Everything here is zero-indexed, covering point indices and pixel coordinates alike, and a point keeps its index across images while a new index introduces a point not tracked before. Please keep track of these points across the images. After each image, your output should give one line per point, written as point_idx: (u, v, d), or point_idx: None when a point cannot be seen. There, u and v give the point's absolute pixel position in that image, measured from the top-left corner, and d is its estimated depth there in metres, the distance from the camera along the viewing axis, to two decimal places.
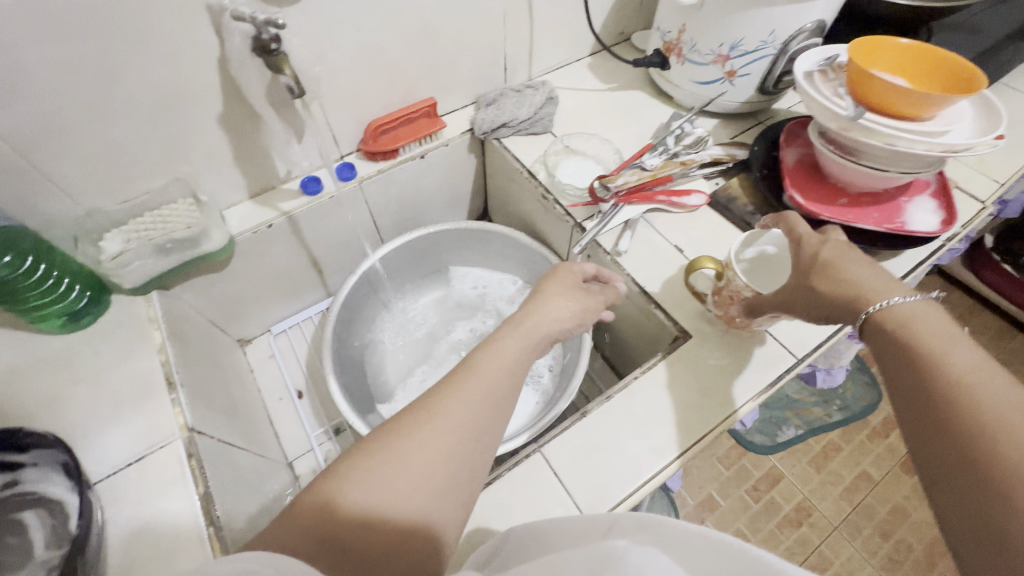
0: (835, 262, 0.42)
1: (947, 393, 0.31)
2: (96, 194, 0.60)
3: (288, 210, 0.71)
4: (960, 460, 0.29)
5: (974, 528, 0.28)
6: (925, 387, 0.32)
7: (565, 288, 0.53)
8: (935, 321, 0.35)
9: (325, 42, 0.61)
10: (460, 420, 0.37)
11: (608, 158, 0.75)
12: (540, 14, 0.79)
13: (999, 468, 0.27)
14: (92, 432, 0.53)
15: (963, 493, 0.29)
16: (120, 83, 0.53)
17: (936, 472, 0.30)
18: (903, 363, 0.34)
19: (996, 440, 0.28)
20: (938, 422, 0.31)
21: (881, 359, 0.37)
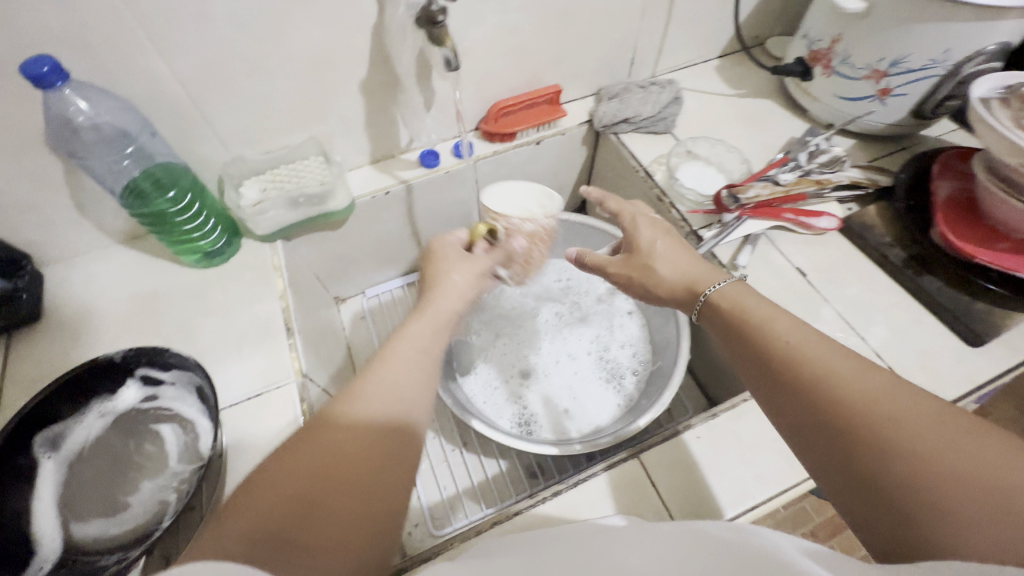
0: (665, 248, 0.54)
1: (783, 358, 0.38)
2: (243, 143, 0.63)
3: (405, 179, 0.73)
4: (812, 413, 0.35)
5: (841, 468, 0.33)
6: (767, 359, 0.40)
7: (448, 264, 0.54)
8: (754, 299, 0.45)
9: (472, 18, 0.61)
10: (395, 375, 0.40)
11: (733, 167, 0.72)
12: (681, 9, 0.75)
13: (835, 408, 0.34)
14: (218, 363, 0.57)
15: (823, 440, 0.34)
16: (286, 41, 0.55)
17: (812, 442, 0.35)
18: (747, 340, 0.42)
19: (831, 392, 0.34)
20: (784, 385, 0.38)
21: (729, 343, 0.45)
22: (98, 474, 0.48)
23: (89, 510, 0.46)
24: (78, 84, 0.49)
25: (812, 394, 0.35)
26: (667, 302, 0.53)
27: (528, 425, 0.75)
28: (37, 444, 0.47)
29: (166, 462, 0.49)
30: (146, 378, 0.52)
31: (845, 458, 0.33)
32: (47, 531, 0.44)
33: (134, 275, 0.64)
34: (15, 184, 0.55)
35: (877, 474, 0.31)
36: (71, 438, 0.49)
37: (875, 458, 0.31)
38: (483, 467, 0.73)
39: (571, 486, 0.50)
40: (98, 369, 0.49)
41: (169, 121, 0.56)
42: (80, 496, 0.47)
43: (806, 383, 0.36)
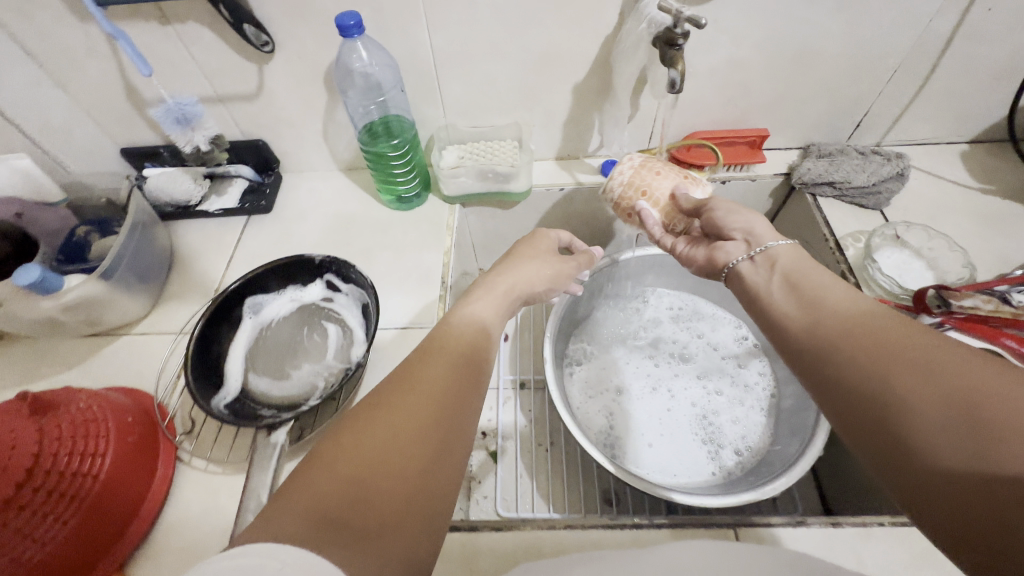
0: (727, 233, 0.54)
1: (812, 304, 0.38)
2: (459, 114, 0.72)
3: (582, 182, 0.76)
4: (836, 361, 0.34)
5: (855, 401, 0.32)
6: (796, 304, 0.39)
7: (534, 252, 0.59)
8: (790, 255, 0.43)
9: (701, 47, 0.62)
10: (448, 347, 0.41)
11: (949, 268, 0.62)
12: (939, 80, 0.67)
13: (865, 342, 0.33)
14: (383, 290, 0.66)
15: (839, 375, 0.33)
16: (527, 36, 0.61)
17: (838, 384, 0.33)
18: (777, 286, 0.42)
19: (865, 337, 0.33)
20: (806, 330, 0.37)
21: (754, 287, 0.44)
22: (276, 343, 0.59)
23: (262, 368, 0.57)
24: (367, 39, 0.59)
25: (835, 333, 0.35)
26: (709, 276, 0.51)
27: (614, 449, 0.72)
28: (246, 302, 0.60)
29: (323, 353, 0.59)
30: (329, 282, 0.62)
31: (861, 395, 0.31)
32: (234, 372, 0.55)
33: (342, 199, 0.77)
34: (292, 104, 0.69)
35: (895, 402, 0.29)
36: (267, 309, 0.61)
37: (895, 388, 0.30)
38: (561, 472, 0.74)
39: (653, 525, 0.49)
40: (300, 264, 0.61)
41: (412, 81, 0.66)
42: (260, 355, 0.58)
43: (832, 323, 0.35)
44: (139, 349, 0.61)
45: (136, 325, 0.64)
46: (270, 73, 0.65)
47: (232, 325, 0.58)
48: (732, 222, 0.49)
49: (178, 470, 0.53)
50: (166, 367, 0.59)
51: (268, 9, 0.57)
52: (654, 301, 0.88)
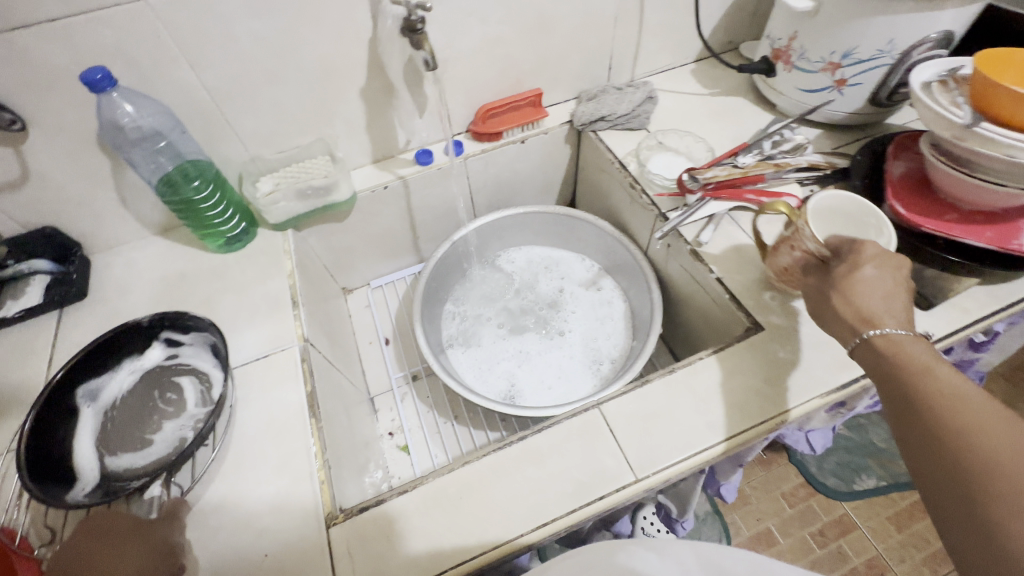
0: (866, 272, 0.47)
1: (938, 397, 0.38)
2: (260, 143, 0.73)
3: (403, 175, 0.82)
4: (954, 476, 0.34)
5: (960, 523, 0.33)
6: (924, 401, 0.38)
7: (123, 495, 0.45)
8: (922, 349, 0.41)
9: (455, 32, 0.71)
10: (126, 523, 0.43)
11: (700, 156, 0.78)
12: (651, 17, 0.83)
13: (972, 464, 0.34)
14: (233, 330, 0.65)
15: (946, 490, 0.35)
16: (295, 54, 0.65)
17: (948, 498, 0.35)
18: (909, 373, 0.40)
19: (993, 460, 0.33)
20: (915, 427, 0.38)
21: (887, 367, 0.42)
22: (128, 416, 0.56)
23: (120, 445, 0.54)
24: (124, 90, 0.59)
25: (962, 448, 0.35)
26: (828, 328, 0.49)
27: (513, 396, 0.78)
28: (84, 388, 0.56)
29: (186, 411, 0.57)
30: (169, 340, 0.60)
31: (976, 520, 0.32)
32: (87, 462, 0.52)
33: (166, 259, 0.74)
34: (73, 179, 0.65)
35: (1000, 534, 0.31)
36: (107, 390, 0.57)
37: (1003, 525, 0.31)
38: (472, 438, 0.78)
39: (535, 430, 0.55)
40: (131, 330, 0.57)
41: (196, 122, 0.66)
42: (113, 434, 0.55)
43: (946, 430, 0.36)
44: None
45: None
46: (30, 152, 0.61)
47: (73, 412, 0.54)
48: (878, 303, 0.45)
49: None
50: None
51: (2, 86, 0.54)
52: (507, 261, 0.94)
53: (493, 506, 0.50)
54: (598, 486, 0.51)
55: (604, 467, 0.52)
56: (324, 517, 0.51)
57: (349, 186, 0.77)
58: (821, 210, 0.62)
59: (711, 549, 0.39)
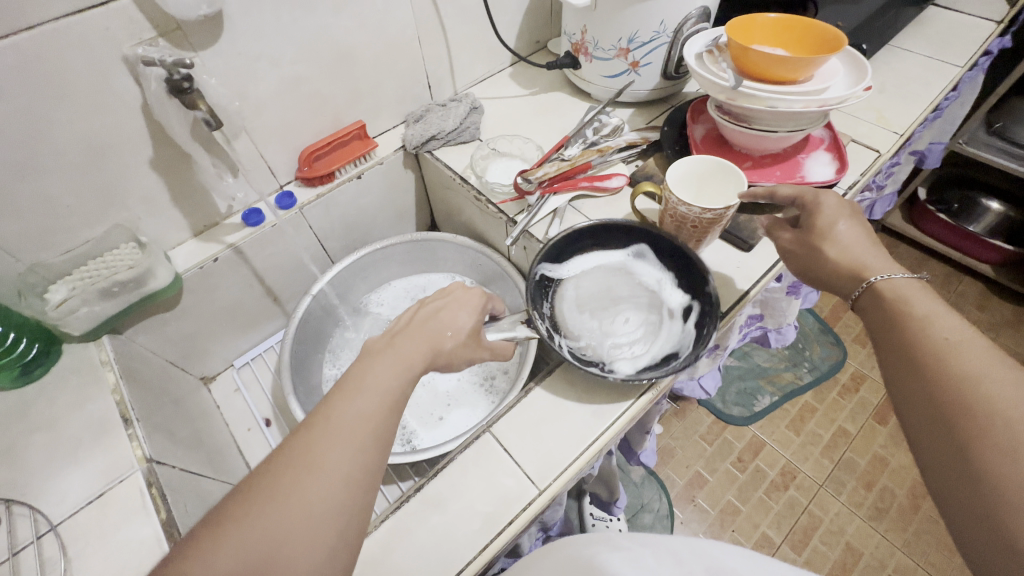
0: (847, 234, 0.50)
1: (924, 335, 0.40)
2: (36, 248, 0.61)
3: (232, 242, 0.74)
4: (932, 402, 0.37)
5: (944, 457, 0.35)
6: (911, 341, 0.41)
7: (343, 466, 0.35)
8: (922, 297, 0.43)
9: (246, 81, 0.65)
10: (332, 465, 0.35)
11: (533, 155, 0.80)
12: (454, 32, 0.84)
13: (964, 405, 0.35)
14: (50, 477, 0.54)
15: (927, 417, 0.37)
16: (46, 139, 0.55)
17: (927, 423, 0.37)
18: (901, 316, 0.43)
19: (967, 387, 0.36)
20: (912, 373, 0.39)
21: (881, 312, 0.44)
22: (605, 291, 0.64)
23: (579, 301, 0.63)
24: None
25: (942, 379, 0.37)
26: (818, 279, 0.51)
27: (413, 439, 0.74)
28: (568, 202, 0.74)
29: (667, 328, 0.59)
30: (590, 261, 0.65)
31: (952, 441, 0.35)
32: (570, 277, 0.65)
33: None
34: None
35: (975, 457, 0.33)
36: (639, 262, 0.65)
37: (975, 447, 0.33)
38: (384, 495, 0.73)
39: (432, 475, 0.52)
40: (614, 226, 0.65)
41: None
42: (630, 289, 0.63)
43: (931, 363, 0.38)
44: None
45: None
46: None
47: (589, 235, 0.65)
48: (863, 256, 0.49)
49: None
50: None
51: None
52: (380, 302, 0.90)
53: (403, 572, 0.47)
54: (505, 513, 0.49)
55: (507, 489, 0.51)
56: None
57: (167, 256, 0.71)
58: (694, 178, 0.64)
59: (704, 545, 0.41)
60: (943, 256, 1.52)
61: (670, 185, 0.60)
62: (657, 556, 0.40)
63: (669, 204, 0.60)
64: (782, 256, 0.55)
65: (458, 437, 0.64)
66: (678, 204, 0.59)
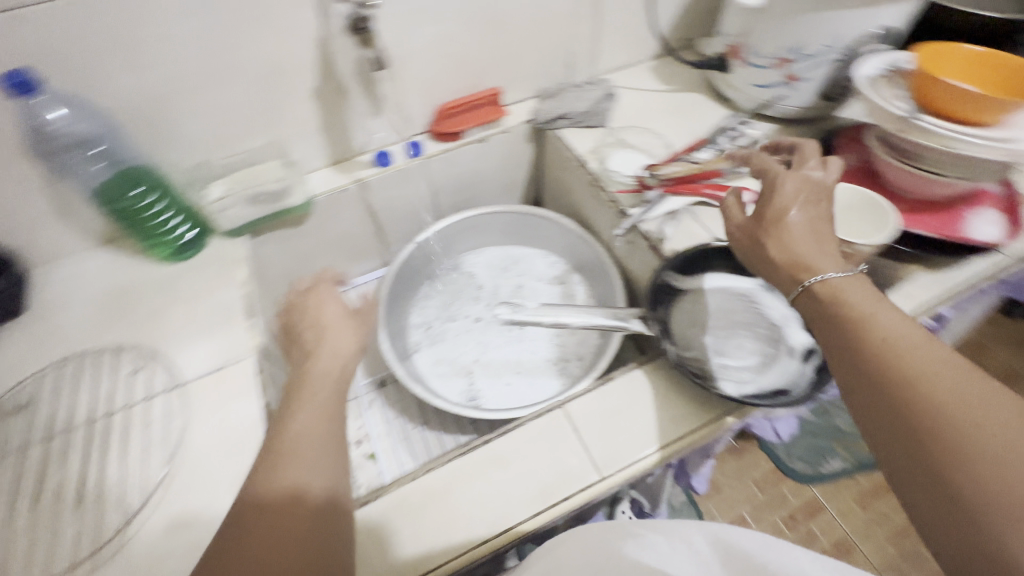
0: (798, 224, 0.46)
1: (876, 337, 0.36)
2: (207, 148, 0.70)
3: (361, 178, 0.80)
4: (890, 407, 0.33)
5: (906, 468, 0.32)
6: (858, 340, 0.37)
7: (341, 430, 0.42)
8: (858, 291, 0.40)
9: (409, 31, 0.69)
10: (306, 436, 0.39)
11: (660, 152, 0.79)
12: (607, 15, 0.83)
13: (922, 413, 0.32)
14: (183, 344, 0.62)
15: (884, 421, 0.33)
16: (238, 54, 0.62)
17: (882, 426, 0.34)
18: (839, 316, 0.39)
19: (921, 388, 0.32)
20: (860, 381, 0.36)
21: (820, 312, 0.41)
22: (725, 314, 0.62)
23: (696, 315, 0.62)
24: (61, 94, 0.56)
25: (897, 379, 0.33)
26: (759, 276, 0.48)
27: (477, 397, 0.77)
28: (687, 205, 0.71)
29: (783, 364, 0.56)
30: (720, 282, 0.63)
31: (914, 449, 0.31)
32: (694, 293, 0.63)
33: (108, 273, 0.69)
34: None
35: (937, 464, 0.30)
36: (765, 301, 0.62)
37: (937, 452, 0.30)
38: (441, 442, 0.77)
39: (500, 433, 0.54)
40: None
41: (136, 127, 0.63)
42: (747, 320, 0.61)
43: (884, 364, 0.35)
44: None
45: None
46: None
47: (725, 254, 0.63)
48: (796, 249, 0.44)
49: None
50: None
51: None
52: (474, 261, 0.93)
53: (457, 514, 0.49)
54: (563, 488, 0.50)
55: (568, 466, 0.52)
56: None
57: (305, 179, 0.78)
58: (835, 208, 0.60)
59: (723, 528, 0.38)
60: None
61: None
62: (671, 542, 0.37)
63: None
64: (730, 246, 0.51)
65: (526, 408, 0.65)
66: None
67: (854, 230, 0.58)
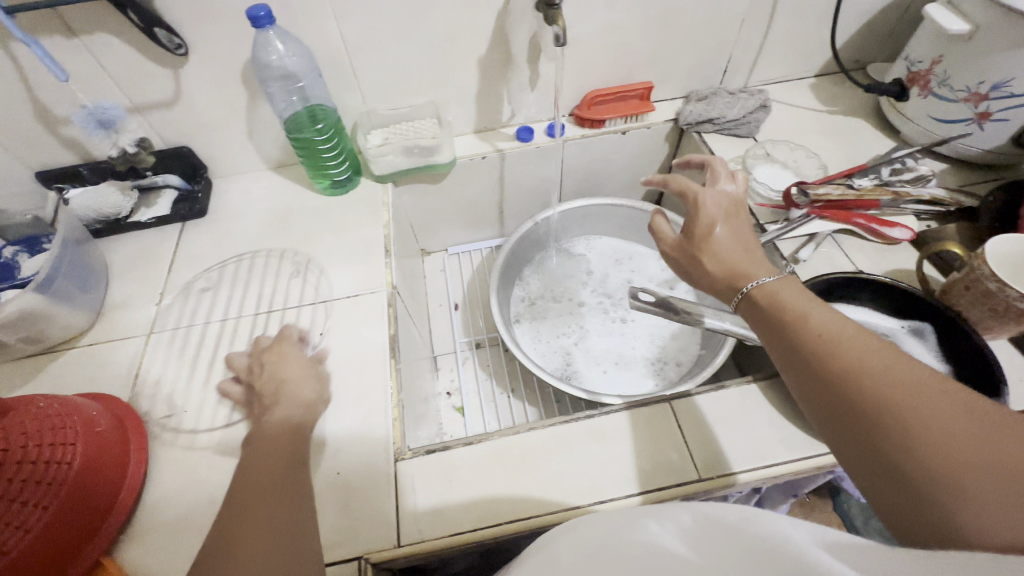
0: (726, 238, 0.47)
1: (813, 336, 0.37)
2: (378, 98, 0.77)
3: (502, 149, 0.84)
4: (844, 405, 0.34)
5: (869, 462, 0.33)
6: (801, 339, 0.37)
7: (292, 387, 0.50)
8: (794, 289, 0.41)
9: (582, 13, 0.72)
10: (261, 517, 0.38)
11: (810, 172, 0.75)
12: (780, 24, 0.80)
13: (860, 405, 0.33)
14: (329, 267, 0.70)
15: (842, 420, 0.34)
16: (427, 15, 0.68)
17: (841, 425, 0.34)
18: (779, 316, 0.39)
19: (861, 384, 0.33)
20: (805, 376, 0.37)
21: (763, 310, 0.41)
22: None
23: None
24: (280, 30, 0.64)
25: (843, 377, 0.34)
26: (701, 289, 0.49)
27: (569, 377, 0.79)
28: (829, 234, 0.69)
29: None
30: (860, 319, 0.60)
31: (872, 444, 0.32)
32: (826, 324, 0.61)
33: (276, 193, 0.79)
34: (211, 106, 0.70)
35: (898, 458, 0.31)
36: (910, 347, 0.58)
37: (894, 444, 0.31)
38: (525, 412, 0.80)
39: (604, 411, 0.56)
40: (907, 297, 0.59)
41: (328, 68, 0.71)
42: None
43: (830, 364, 0.35)
44: (88, 361, 0.61)
45: (82, 338, 0.63)
46: (187, 79, 0.67)
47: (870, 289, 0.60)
48: (737, 259, 0.45)
49: (151, 462, 0.53)
50: (122, 368, 0.60)
51: (180, 13, 0.60)
52: (587, 249, 0.94)
53: (555, 476, 0.51)
54: (659, 478, 0.51)
55: (666, 459, 0.52)
56: (393, 450, 0.54)
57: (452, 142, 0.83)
58: (1018, 261, 0.53)
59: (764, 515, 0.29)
60: None
61: (984, 254, 0.53)
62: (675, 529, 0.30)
63: (973, 273, 0.53)
64: (667, 260, 0.52)
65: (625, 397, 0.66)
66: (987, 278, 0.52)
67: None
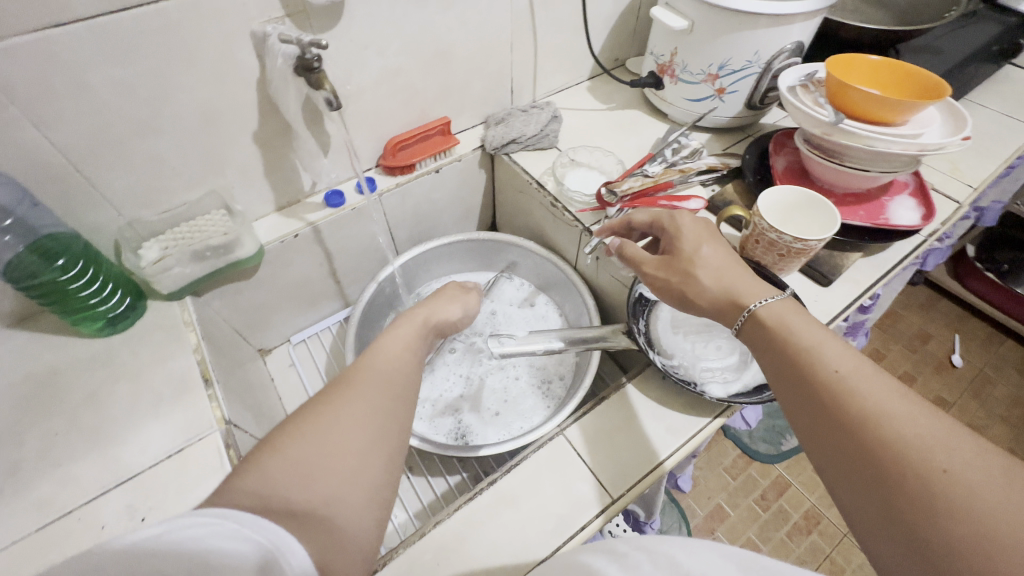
0: (716, 256, 0.52)
1: (826, 373, 0.38)
2: (137, 205, 0.63)
3: (313, 221, 0.76)
4: (856, 449, 0.34)
5: (878, 515, 0.32)
6: (815, 378, 0.38)
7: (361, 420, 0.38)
8: (807, 326, 0.42)
9: (354, 66, 0.68)
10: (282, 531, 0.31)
11: (612, 168, 0.82)
12: (544, 41, 0.86)
13: (877, 449, 0.33)
14: (132, 427, 0.55)
15: (852, 463, 0.34)
16: (168, 102, 0.57)
17: (851, 470, 0.34)
18: (791, 352, 0.41)
19: (877, 427, 0.34)
20: (820, 419, 0.37)
21: (772, 340, 0.43)
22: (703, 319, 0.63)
23: (674, 322, 0.64)
24: None
25: (859, 419, 0.35)
26: (695, 309, 0.52)
27: (465, 435, 0.75)
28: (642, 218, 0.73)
29: None
30: None
31: (886, 496, 0.32)
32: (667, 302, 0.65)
33: (27, 357, 0.60)
34: None
35: (913, 514, 0.30)
36: None
37: (910, 497, 0.31)
38: (431, 486, 0.74)
39: (505, 471, 0.53)
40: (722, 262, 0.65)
41: (51, 189, 0.56)
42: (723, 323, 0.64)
43: (843, 403, 0.36)
44: None
45: None
46: None
47: None
48: (732, 277, 0.50)
49: None
50: None
51: None
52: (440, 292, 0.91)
53: (477, 566, 0.46)
54: (577, 517, 0.49)
55: (579, 494, 0.51)
56: None
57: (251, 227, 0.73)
58: (781, 208, 0.64)
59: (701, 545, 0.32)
60: (987, 317, 1.49)
61: (760, 211, 0.62)
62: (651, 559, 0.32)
63: (758, 228, 0.62)
64: (656, 283, 0.56)
65: (521, 439, 0.64)
66: (768, 230, 0.60)
67: (802, 227, 0.63)
